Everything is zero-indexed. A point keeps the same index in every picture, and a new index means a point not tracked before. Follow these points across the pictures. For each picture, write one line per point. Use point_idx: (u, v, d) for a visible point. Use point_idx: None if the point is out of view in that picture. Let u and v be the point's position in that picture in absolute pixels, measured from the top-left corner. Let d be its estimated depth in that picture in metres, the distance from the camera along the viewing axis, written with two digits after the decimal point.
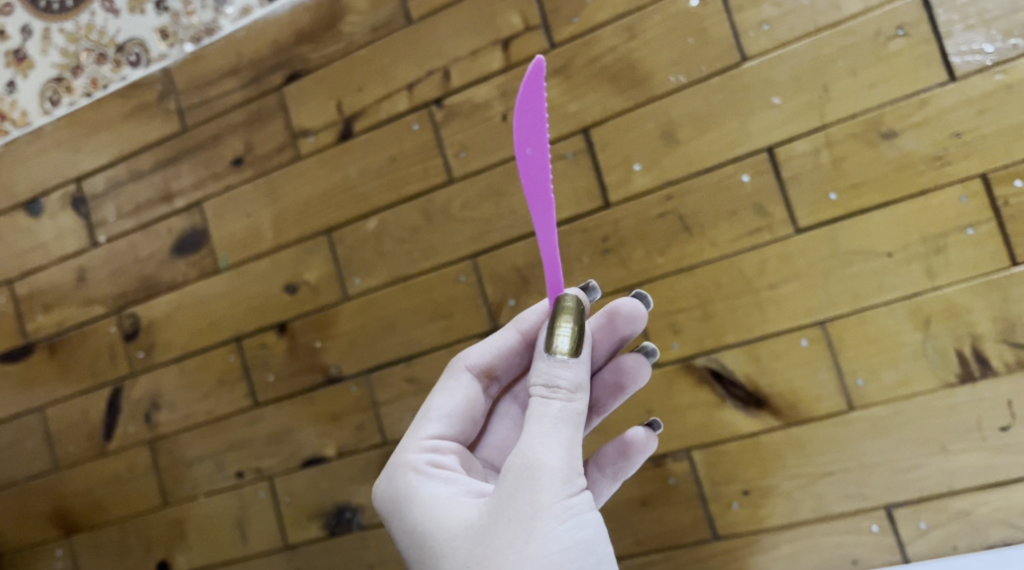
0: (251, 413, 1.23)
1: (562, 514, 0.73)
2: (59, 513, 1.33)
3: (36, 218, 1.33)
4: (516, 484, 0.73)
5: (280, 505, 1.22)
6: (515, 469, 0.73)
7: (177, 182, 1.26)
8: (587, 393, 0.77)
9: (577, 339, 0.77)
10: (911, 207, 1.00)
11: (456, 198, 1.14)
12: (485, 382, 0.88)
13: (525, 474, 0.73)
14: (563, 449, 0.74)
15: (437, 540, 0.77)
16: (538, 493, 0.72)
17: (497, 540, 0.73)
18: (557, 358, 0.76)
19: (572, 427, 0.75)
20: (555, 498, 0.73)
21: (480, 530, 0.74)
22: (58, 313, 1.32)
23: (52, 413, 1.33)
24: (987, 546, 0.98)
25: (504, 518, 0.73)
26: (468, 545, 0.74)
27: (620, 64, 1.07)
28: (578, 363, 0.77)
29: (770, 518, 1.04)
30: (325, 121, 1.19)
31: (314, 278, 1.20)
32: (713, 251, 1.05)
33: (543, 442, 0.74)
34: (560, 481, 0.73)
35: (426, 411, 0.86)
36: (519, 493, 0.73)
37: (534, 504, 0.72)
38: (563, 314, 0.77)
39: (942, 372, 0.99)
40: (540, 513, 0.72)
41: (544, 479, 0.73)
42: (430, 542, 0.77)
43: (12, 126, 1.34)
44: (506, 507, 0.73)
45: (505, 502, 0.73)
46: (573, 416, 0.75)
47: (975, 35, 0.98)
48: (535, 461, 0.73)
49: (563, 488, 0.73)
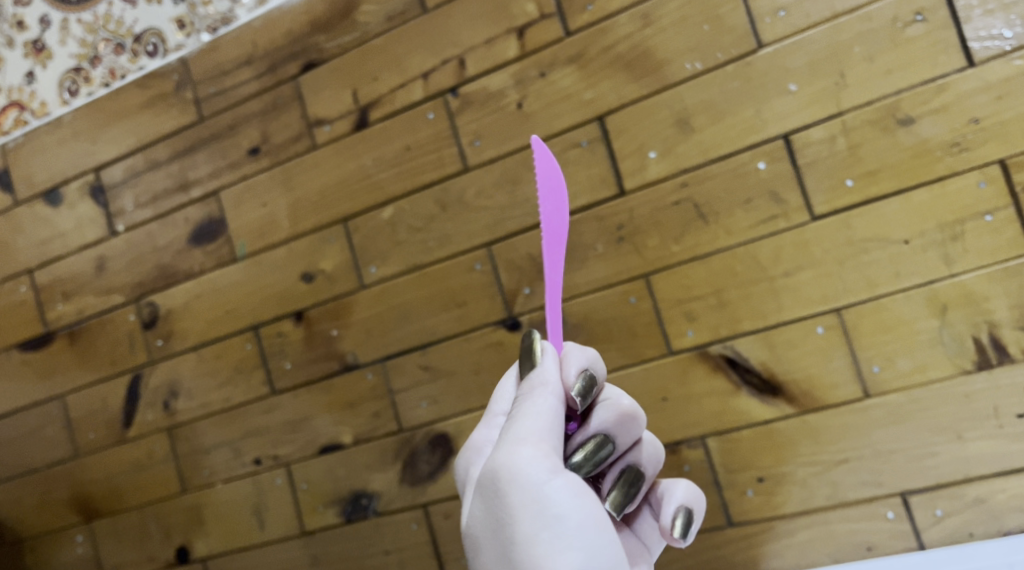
0: (268, 401, 1.24)
1: (538, 513, 0.73)
2: (80, 500, 1.35)
3: (56, 207, 1.34)
4: (488, 489, 0.75)
5: (296, 492, 1.23)
6: (487, 477, 0.75)
7: (193, 171, 1.27)
8: (552, 393, 0.77)
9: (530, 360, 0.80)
10: (928, 194, 0.99)
11: (472, 186, 1.14)
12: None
13: (491, 478, 0.75)
14: (527, 448, 0.74)
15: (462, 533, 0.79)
16: (508, 497, 0.74)
17: (485, 540, 0.75)
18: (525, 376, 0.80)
19: (534, 423, 0.76)
20: (527, 497, 0.73)
21: (476, 531, 0.76)
22: (77, 302, 1.34)
23: (72, 400, 1.34)
24: (1003, 533, 0.98)
25: (489, 523, 0.75)
26: (471, 543, 0.77)
27: (635, 51, 1.07)
28: (536, 378, 0.78)
29: (785, 505, 1.04)
30: (341, 111, 1.20)
31: (330, 267, 1.20)
32: (728, 239, 1.05)
33: (506, 446, 0.75)
34: (527, 480, 0.73)
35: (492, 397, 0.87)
36: (493, 500, 0.75)
37: (508, 508, 0.74)
38: (529, 344, 0.81)
39: (958, 359, 0.99)
40: (516, 515, 0.73)
41: (508, 480, 0.74)
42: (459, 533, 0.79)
43: (32, 117, 1.35)
44: (487, 510, 0.75)
45: (485, 506, 0.75)
46: (535, 415, 0.76)
47: (994, 20, 0.97)
48: (500, 467, 0.74)
49: (532, 487, 0.73)
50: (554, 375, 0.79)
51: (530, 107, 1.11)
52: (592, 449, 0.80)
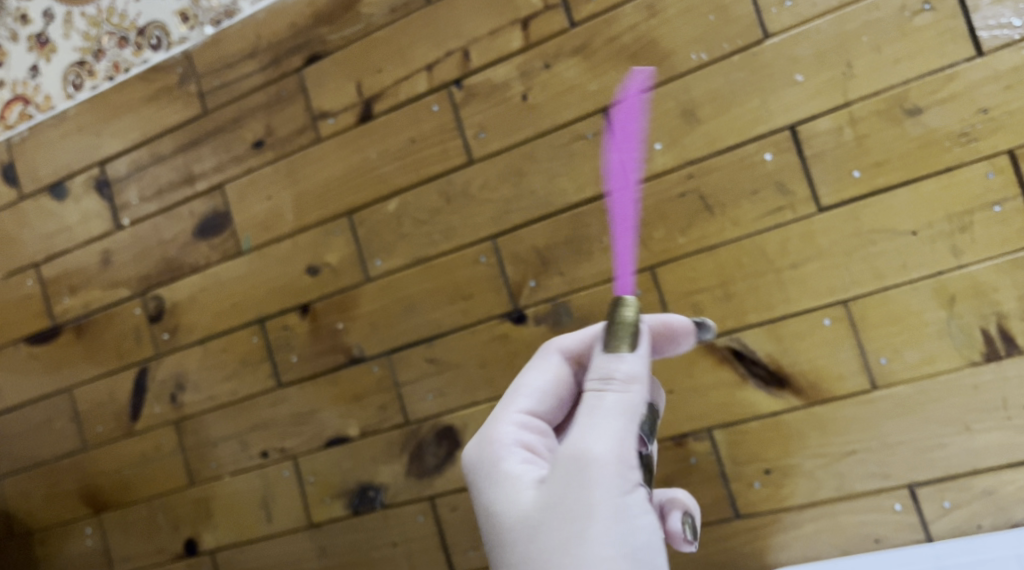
0: (274, 394, 1.24)
1: (616, 513, 0.73)
2: (89, 492, 1.36)
3: (61, 200, 1.34)
4: (570, 475, 0.74)
5: (303, 484, 1.24)
6: (566, 464, 0.75)
7: (198, 165, 1.27)
8: (642, 390, 0.77)
9: (629, 340, 0.77)
10: (937, 184, 0.98)
11: (476, 179, 1.14)
12: (579, 368, 0.87)
13: (576, 465, 0.74)
14: (618, 444, 0.74)
15: (505, 524, 0.77)
16: (592, 490, 0.73)
17: (552, 532, 0.74)
18: (614, 352, 0.77)
19: (625, 418, 0.75)
20: (610, 495, 0.73)
21: (539, 520, 0.75)
22: (83, 296, 1.34)
23: (80, 394, 1.35)
24: (1011, 525, 0.98)
25: (559, 515, 0.74)
26: (529, 532, 0.75)
27: (640, 42, 1.07)
28: (633, 370, 0.77)
29: (792, 497, 1.04)
30: (345, 103, 1.19)
31: (336, 260, 1.20)
32: (734, 230, 1.04)
33: (596, 436, 0.74)
34: (612, 478, 0.74)
35: (520, 385, 0.85)
36: (573, 490, 0.74)
37: (589, 501, 0.73)
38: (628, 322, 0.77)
39: (966, 351, 0.99)
40: (593, 510, 0.73)
41: (596, 470, 0.73)
42: (501, 525, 0.77)
43: (37, 111, 1.35)
44: (561, 500, 0.74)
45: (559, 494, 0.74)
46: (624, 415, 0.76)
47: (1003, 9, 0.96)
48: (588, 457, 0.74)
49: (616, 486, 0.73)
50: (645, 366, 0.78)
51: (535, 99, 1.11)
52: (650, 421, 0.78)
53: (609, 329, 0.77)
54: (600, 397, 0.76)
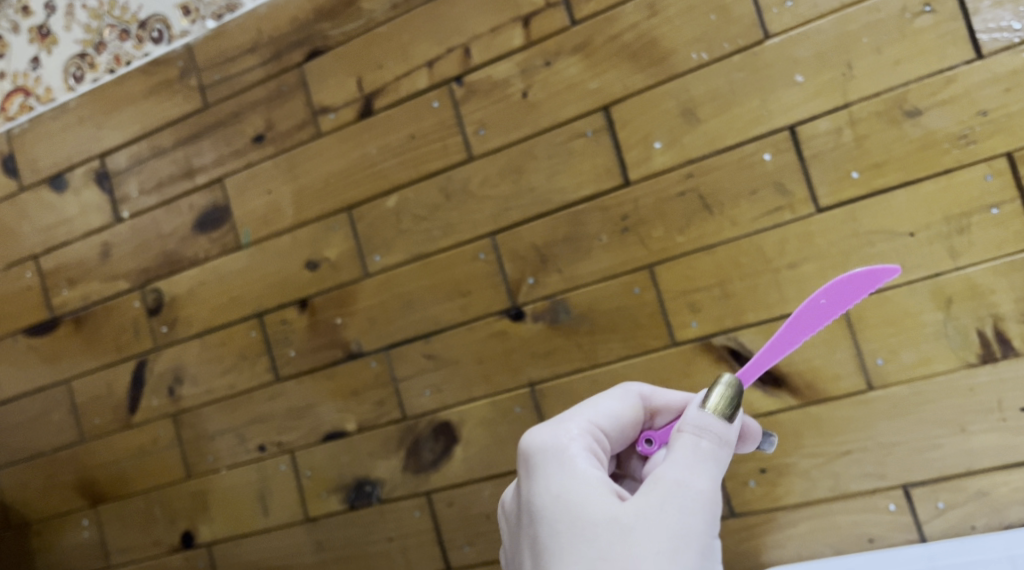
0: (272, 388, 1.25)
1: (700, 547, 0.71)
2: (86, 484, 1.36)
3: (61, 192, 1.34)
4: (668, 498, 0.72)
5: (300, 478, 1.24)
6: (660, 486, 0.73)
7: (198, 158, 1.27)
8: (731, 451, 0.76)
9: (734, 405, 0.76)
10: (935, 186, 0.99)
11: (476, 176, 1.14)
12: (647, 418, 0.86)
13: (676, 490, 0.72)
14: (710, 487, 0.73)
15: (581, 522, 0.74)
16: (686, 519, 0.71)
17: (637, 543, 0.71)
18: (711, 411, 0.75)
19: (718, 467, 0.74)
20: (701, 530, 0.71)
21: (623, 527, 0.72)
22: (82, 288, 1.34)
23: (78, 386, 1.35)
24: (1004, 526, 0.98)
25: (648, 529, 0.71)
26: (610, 535, 0.72)
27: (641, 40, 1.07)
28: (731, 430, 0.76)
29: (787, 497, 1.05)
30: (346, 99, 1.20)
31: (335, 255, 1.21)
32: (733, 230, 1.05)
33: (693, 472, 0.73)
34: (704, 515, 0.72)
35: (596, 401, 0.83)
36: (667, 512, 0.72)
37: (681, 527, 0.71)
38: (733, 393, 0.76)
39: (962, 352, 0.99)
40: (684, 537, 0.71)
41: (693, 502, 0.72)
42: (576, 519, 0.74)
43: (37, 102, 1.35)
44: (653, 515, 0.72)
45: (652, 510, 0.72)
46: (720, 466, 0.75)
47: (1003, 12, 0.96)
48: (684, 487, 0.72)
49: (705, 524, 0.72)
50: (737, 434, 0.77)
51: (535, 97, 1.11)
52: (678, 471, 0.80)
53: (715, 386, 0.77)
54: (694, 439, 0.75)
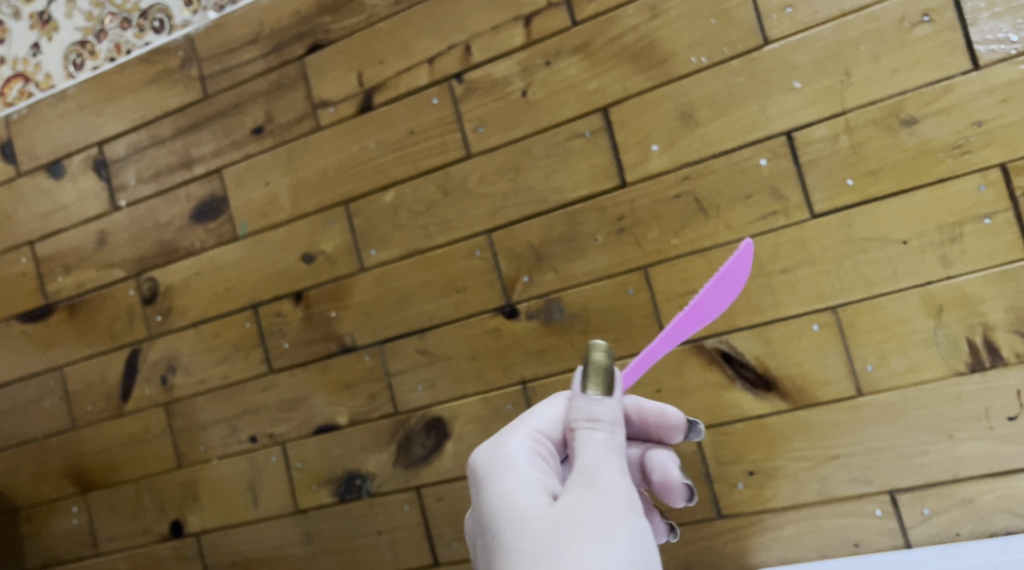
0: (265, 379, 1.25)
1: (628, 529, 0.73)
2: (77, 471, 1.36)
3: (58, 179, 1.34)
4: (586, 491, 0.74)
5: (291, 470, 1.24)
6: (577, 480, 0.75)
7: (197, 149, 1.27)
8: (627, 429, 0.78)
9: (609, 381, 0.78)
10: (929, 195, 0.99)
11: (474, 173, 1.14)
12: None
13: (591, 483, 0.74)
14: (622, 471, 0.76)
15: (518, 525, 0.74)
16: (605, 508, 0.73)
17: (568, 538, 0.72)
18: (592, 395, 0.77)
19: (622, 450, 0.77)
20: (620, 513, 0.73)
21: (554, 524, 0.73)
22: (77, 275, 1.34)
23: (71, 372, 1.35)
24: (989, 534, 0.99)
25: (574, 522, 0.73)
26: (544, 533, 0.73)
27: (642, 42, 1.07)
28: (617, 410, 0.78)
29: (774, 499, 1.05)
30: (345, 93, 1.20)
31: (331, 249, 1.21)
32: (728, 233, 1.05)
33: (605, 460, 0.75)
34: (622, 501, 0.74)
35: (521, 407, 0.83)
36: (588, 504, 0.73)
37: (602, 516, 0.73)
38: (608, 369, 0.78)
39: (952, 361, 1.00)
40: (606, 525, 0.73)
41: (608, 492, 0.74)
42: (513, 524, 0.74)
43: (37, 89, 1.35)
44: (577, 511, 0.73)
45: (576, 506, 0.73)
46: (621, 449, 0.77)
47: (1001, 24, 0.97)
48: (599, 476, 0.74)
49: (628, 505, 0.74)
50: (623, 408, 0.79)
51: (535, 96, 1.11)
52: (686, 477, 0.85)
53: (588, 370, 0.78)
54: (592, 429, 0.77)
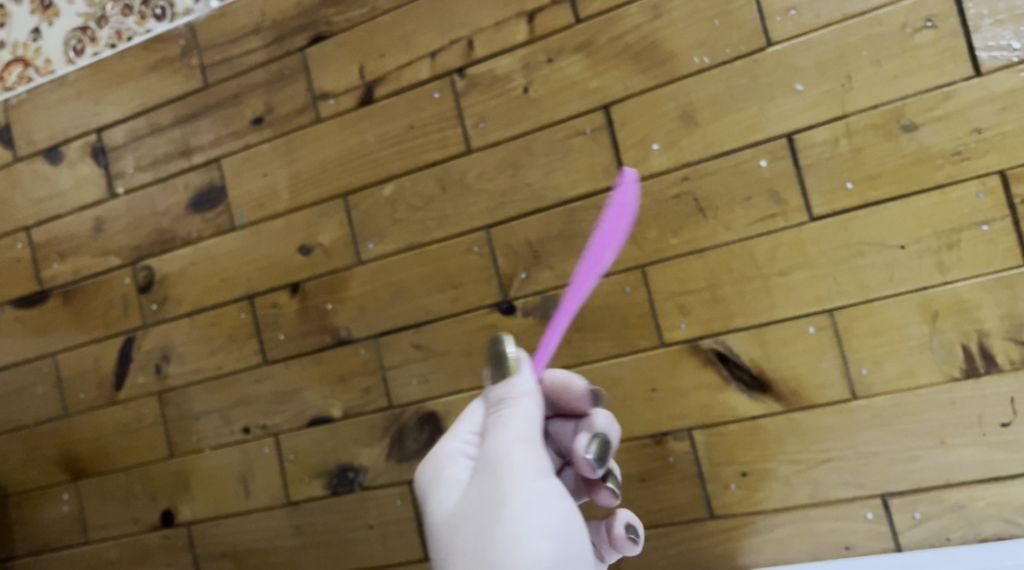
0: (259, 370, 1.25)
1: (530, 505, 0.75)
2: (68, 458, 1.36)
3: (56, 165, 1.34)
4: (487, 475, 0.76)
5: (283, 461, 1.24)
6: (484, 464, 0.77)
7: (196, 138, 1.27)
8: (534, 402, 0.78)
9: (510, 362, 0.79)
10: (928, 201, 0.99)
11: (474, 168, 1.14)
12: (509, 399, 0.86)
13: (490, 466, 0.76)
14: (526, 446, 0.77)
15: (439, 520, 0.79)
16: (504, 486, 0.75)
17: (474, 523, 0.76)
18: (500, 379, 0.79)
19: (525, 425, 0.77)
20: (520, 489, 0.75)
21: (464, 512, 0.77)
22: (73, 262, 1.34)
23: (65, 359, 1.35)
24: (979, 539, 1.00)
25: (479, 507, 0.76)
26: (457, 523, 0.77)
27: (644, 42, 1.07)
28: (521, 384, 0.78)
29: (766, 501, 1.06)
30: (346, 85, 1.20)
31: (328, 241, 1.21)
32: (726, 235, 1.05)
33: (507, 440, 0.77)
34: (523, 474, 0.75)
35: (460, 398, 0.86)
36: (488, 487, 0.76)
37: (503, 495, 0.75)
38: (502, 350, 0.79)
39: (946, 367, 1.00)
40: (507, 503, 0.75)
41: (506, 470, 0.76)
42: (437, 519, 0.79)
43: (36, 73, 1.35)
44: (481, 497, 0.76)
45: (480, 493, 0.76)
46: (526, 421, 0.77)
47: (1003, 31, 0.97)
48: (501, 457, 0.76)
49: (530, 481, 0.75)
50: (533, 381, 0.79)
51: (536, 92, 1.11)
52: (601, 445, 0.84)
53: (492, 358, 0.79)
54: (496, 411, 0.78)
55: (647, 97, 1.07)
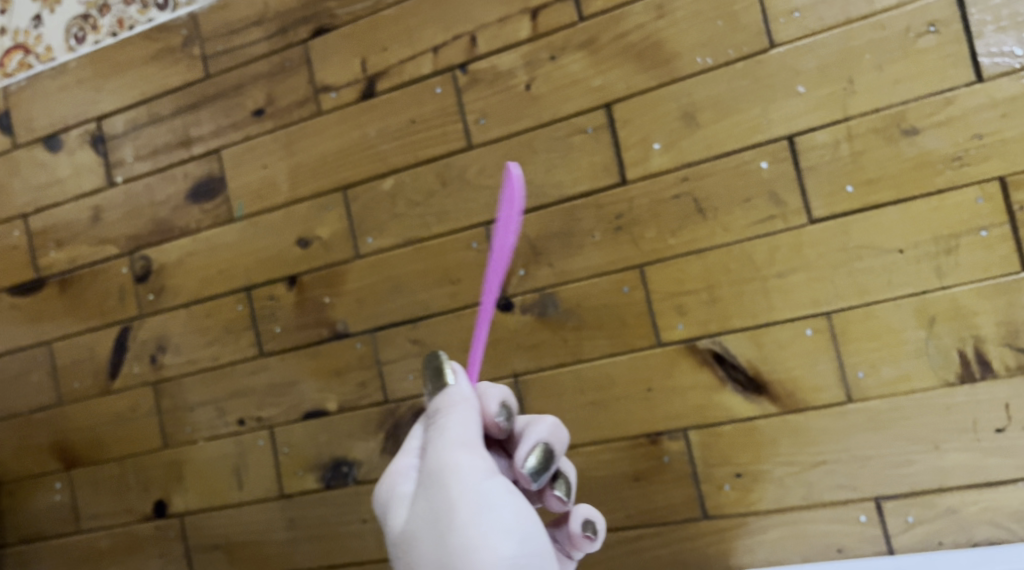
0: (255, 362, 1.25)
1: (481, 510, 0.72)
2: (61, 447, 1.36)
3: (55, 153, 1.34)
4: (432, 485, 0.74)
5: (277, 454, 1.24)
6: (429, 477, 0.75)
7: (196, 128, 1.27)
8: (472, 406, 0.77)
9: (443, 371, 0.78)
10: (927, 206, 1.00)
11: (474, 165, 1.14)
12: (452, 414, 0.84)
13: (435, 475, 0.74)
14: (469, 451, 0.75)
15: (395, 539, 0.76)
16: (449, 492, 0.73)
17: (426, 536, 0.73)
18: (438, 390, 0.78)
19: (465, 427, 0.76)
20: (466, 492, 0.73)
21: (416, 528, 0.74)
22: (70, 250, 1.33)
23: (60, 348, 1.35)
24: (971, 544, 1.00)
25: (428, 518, 0.73)
26: (412, 540, 0.74)
27: (647, 41, 1.07)
28: (456, 390, 0.78)
29: (760, 502, 1.06)
30: (348, 79, 1.19)
31: (327, 234, 1.21)
32: (725, 236, 1.06)
33: (448, 449, 0.74)
34: (467, 476, 0.73)
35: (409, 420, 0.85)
36: (434, 496, 0.74)
37: (449, 501, 0.73)
38: (438, 364, 0.79)
39: (942, 371, 1.00)
40: (455, 508, 0.72)
41: (450, 476, 0.73)
42: (393, 540, 0.76)
43: (37, 61, 1.34)
44: (429, 509, 0.74)
45: (429, 505, 0.74)
46: (465, 424, 0.76)
47: (1006, 38, 0.97)
48: (446, 467, 0.74)
49: (478, 486, 0.73)
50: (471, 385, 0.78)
51: (539, 90, 1.11)
52: (541, 455, 0.79)
53: (429, 371, 0.80)
54: (434, 421, 0.77)
55: (649, 96, 1.07)
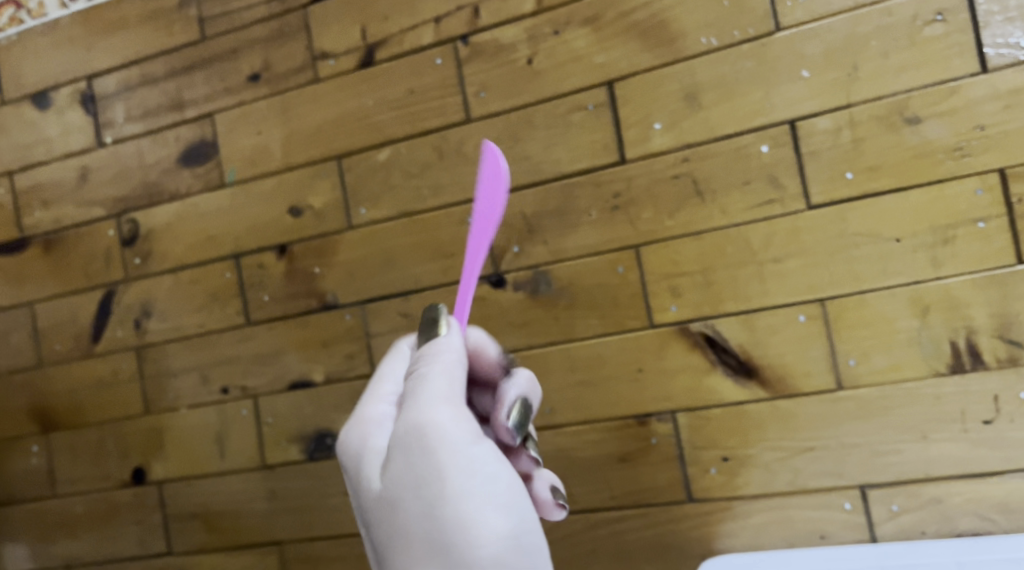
0: (242, 330, 1.23)
1: (468, 472, 0.70)
2: (39, 411, 1.34)
3: (44, 111, 1.31)
4: (415, 446, 0.71)
5: (261, 424, 1.23)
6: (409, 435, 0.72)
7: (189, 91, 1.25)
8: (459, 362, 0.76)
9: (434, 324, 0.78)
10: (926, 196, 1.00)
11: (472, 138, 1.13)
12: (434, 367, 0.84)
13: (417, 434, 0.71)
14: (452, 407, 0.72)
15: (373, 501, 0.73)
16: (435, 454, 0.70)
17: (410, 499, 0.71)
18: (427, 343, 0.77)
19: (450, 385, 0.74)
20: (452, 455, 0.70)
21: (398, 490, 0.71)
22: (56, 211, 1.31)
23: (42, 310, 1.32)
24: (954, 534, 1.00)
25: (411, 481, 0.71)
26: (393, 503, 0.72)
27: (653, 19, 1.07)
28: (445, 345, 0.76)
29: (745, 487, 1.06)
30: (347, 46, 1.18)
31: (320, 204, 1.19)
32: (722, 219, 1.05)
33: (430, 405, 0.72)
34: (453, 438, 0.71)
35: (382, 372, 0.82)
36: (416, 458, 0.71)
37: (436, 464, 0.70)
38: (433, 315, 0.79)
39: (933, 361, 1.00)
40: (444, 473, 0.70)
41: (435, 436, 0.71)
42: (370, 502, 0.73)
43: (28, 16, 1.31)
44: (412, 470, 0.71)
45: (410, 466, 0.71)
46: (450, 381, 0.74)
47: (1013, 29, 0.97)
48: (427, 424, 0.71)
49: (464, 446, 0.71)
50: (460, 340, 0.77)
51: (541, 65, 1.10)
52: (523, 411, 0.79)
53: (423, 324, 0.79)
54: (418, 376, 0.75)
55: (651, 75, 1.07)
